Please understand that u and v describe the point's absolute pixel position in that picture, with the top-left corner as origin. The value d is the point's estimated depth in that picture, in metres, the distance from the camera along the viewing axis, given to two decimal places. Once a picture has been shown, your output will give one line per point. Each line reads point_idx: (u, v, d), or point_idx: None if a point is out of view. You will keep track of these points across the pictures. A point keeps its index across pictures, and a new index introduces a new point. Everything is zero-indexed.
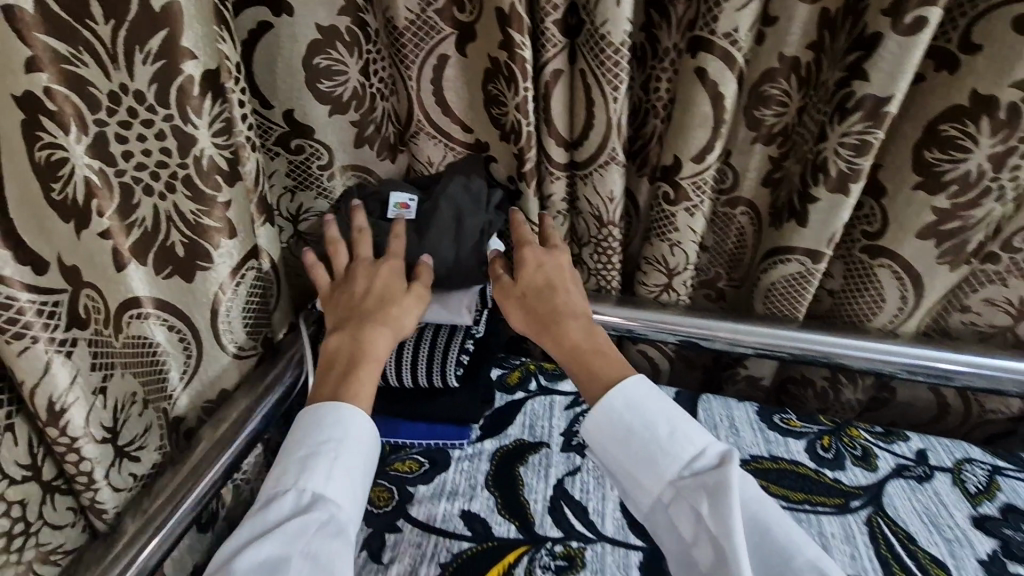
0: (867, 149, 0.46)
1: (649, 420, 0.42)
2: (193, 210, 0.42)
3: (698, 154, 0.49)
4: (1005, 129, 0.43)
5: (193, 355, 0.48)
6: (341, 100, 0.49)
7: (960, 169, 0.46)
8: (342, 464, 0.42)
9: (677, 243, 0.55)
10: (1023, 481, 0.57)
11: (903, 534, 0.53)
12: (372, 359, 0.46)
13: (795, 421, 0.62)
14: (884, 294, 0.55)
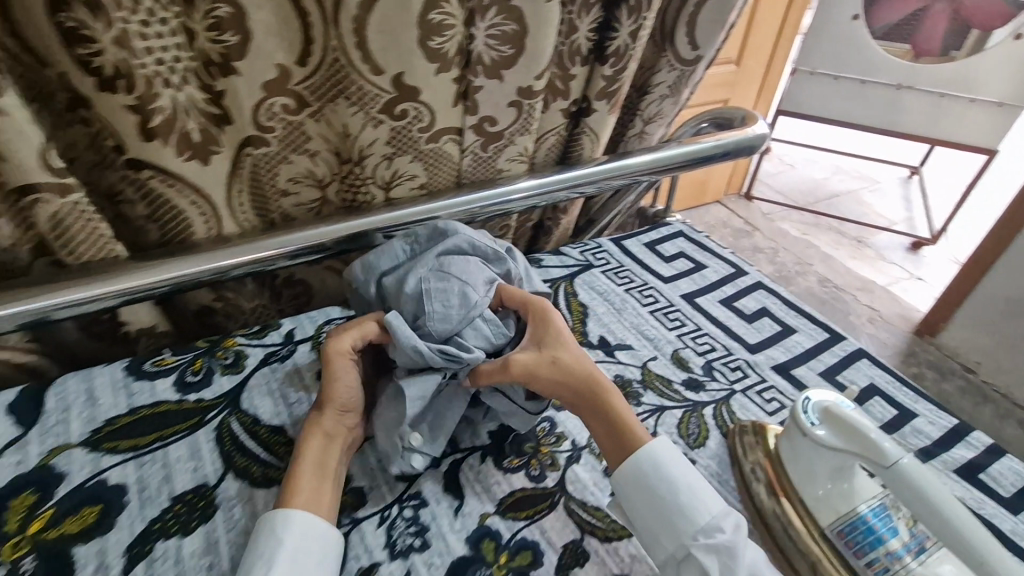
0: (502, 37, 0.70)
1: (672, 488, 0.53)
2: (264, 82, 0.64)
3: (542, 54, 0.73)
4: (633, 15, 0.77)
5: (212, 220, 0.72)
6: (318, 78, 0.66)
7: (611, 55, 0.80)
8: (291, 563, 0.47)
9: (513, 155, 0.85)
10: (768, 293, 0.85)
11: (695, 318, 0.81)
12: (317, 469, 0.55)
13: (611, 253, 0.93)
14: (583, 148, 0.93)
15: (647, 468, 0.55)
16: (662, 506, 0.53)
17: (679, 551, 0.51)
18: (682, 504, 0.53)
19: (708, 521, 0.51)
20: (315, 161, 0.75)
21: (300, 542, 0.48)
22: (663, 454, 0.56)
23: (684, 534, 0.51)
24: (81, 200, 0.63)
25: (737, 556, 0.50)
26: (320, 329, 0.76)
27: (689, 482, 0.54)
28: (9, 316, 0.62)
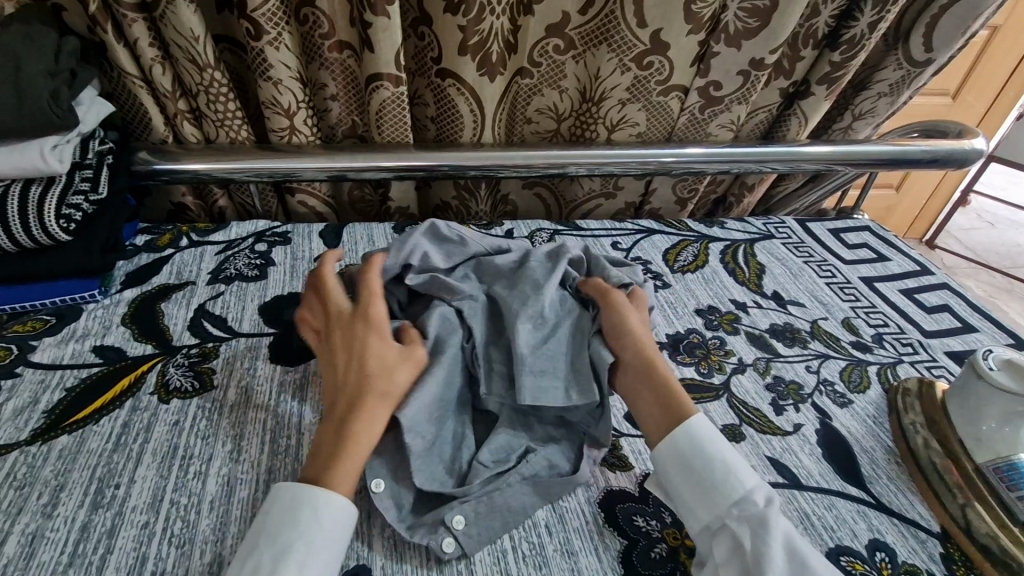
0: (751, 11, 0.81)
1: (708, 459, 0.51)
2: (551, 22, 0.83)
3: (782, 32, 0.83)
4: (878, 8, 0.83)
5: (478, 130, 0.92)
6: (588, 24, 0.83)
7: (845, 43, 0.87)
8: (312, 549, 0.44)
9: (724, 121, 0.96)
10: (952, 294, 0.88)
11: (871, 297, 0.86)
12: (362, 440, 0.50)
13: (795, 231, 1.00)
14: (789, 127, 1.01)
15: (685, 440, 0.53)
16: (697, 476, 0.51)
17: (713, 522, 0.49)
18: (716, 477, 0.50)
19: (742, 496, 0.49)
20: (561, 96, 0.92)
21: (327, 523, 0.46)
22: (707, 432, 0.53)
23: (716, 504, 0.50)
24: (402, 93, 0.85)
25: (766, 530, 0.47)
26: (534, 233, 0.94)
27: (723, 452, 0.52)
28: (325, 167, 0.86)
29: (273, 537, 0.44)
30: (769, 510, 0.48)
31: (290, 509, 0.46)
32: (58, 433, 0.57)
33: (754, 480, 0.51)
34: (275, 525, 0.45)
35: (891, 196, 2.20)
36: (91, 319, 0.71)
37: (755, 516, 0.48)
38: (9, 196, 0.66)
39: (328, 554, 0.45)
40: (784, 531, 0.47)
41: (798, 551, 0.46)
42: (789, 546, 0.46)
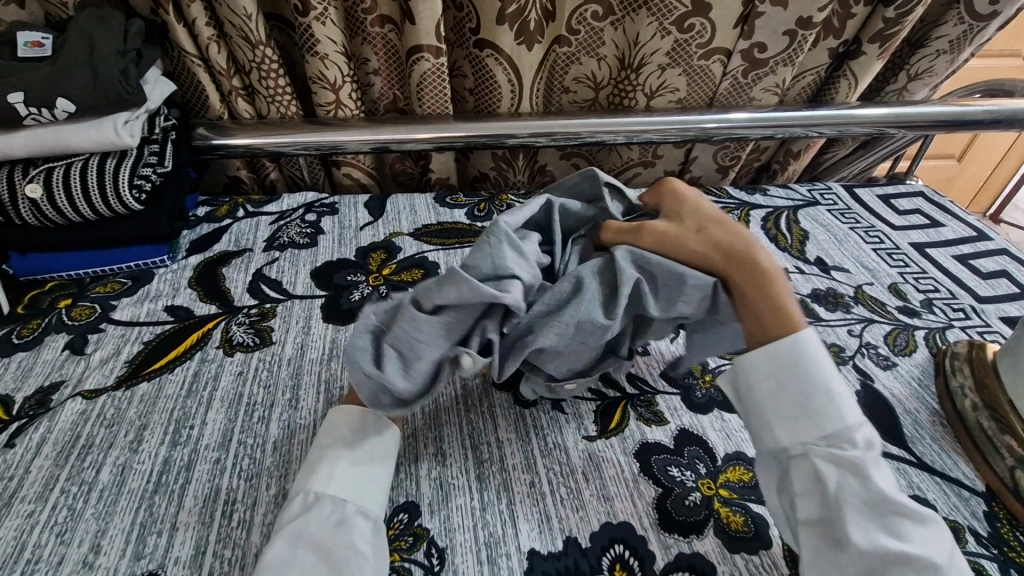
0: None
1: (801, 389, 0.46)
2: None
3: None
4: None
5: (516, 99, 0.93)
6: None
7: None
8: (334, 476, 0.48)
9: (767, 85, 0.94)
10: (1012, 259, 0.84)
11: (921, 263, 0.83)
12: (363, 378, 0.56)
13: (841, 199, 0.97)
14: (838, 89, 0.98)
15: (782, 358, 0.47)
16: (788, 405, 0.46)
17: (794, 448, 0.46)
18: (811, 409, 0.45)
19: (837, 432, 0.45)
20: (600, 64, 0.92)
21: (361, 434, 0.51)
22: (816, 342, 0.47)
23: (804, 435, 0.45)
24: (442, 64, 0.86)
25: (861, 472, 0.43)
26: None
27: (827, 383, 0.46)
28: (368, 139, 0.89)
29: (322, 450, 0.50)
30: (869, 456, 0.44)
31: (334, 426, 0.52)
32: (139, 380, 0.63)
33: (857, 420, 0.45)
34: (326, 439, 0.51)
35: (953, 167, 2.07)
36: (162, 282, 0.77)
37: (849, 455, 0.44)
38: (89, 169, 0.72)
39: (373, 470, 0.50)
40: (883, 476, 0.44)
41: (897, 501, 0.42)
42: (892, 495, 0.43)
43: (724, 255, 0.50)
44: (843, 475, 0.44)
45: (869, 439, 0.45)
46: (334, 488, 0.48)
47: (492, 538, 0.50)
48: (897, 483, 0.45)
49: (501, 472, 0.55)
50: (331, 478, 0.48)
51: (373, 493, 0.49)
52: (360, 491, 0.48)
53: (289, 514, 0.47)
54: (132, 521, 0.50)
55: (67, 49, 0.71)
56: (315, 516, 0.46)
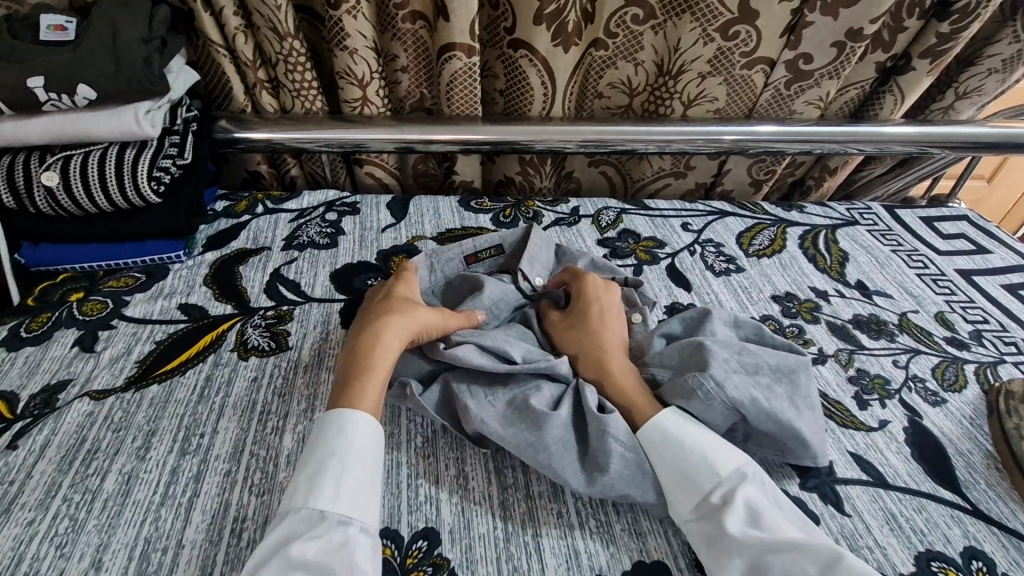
0: None
1: (670, 459, 0.49)
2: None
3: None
4: None
5: (547, 103, 0.90)
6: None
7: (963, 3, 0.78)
8: (338, 481, 0.45)
9: (809, 98, 0.91)
10: None
11: (968, 291, 0.79)
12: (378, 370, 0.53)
13: (881, 219, 0.93)
14: (883, 104, 0.94)
15: (652, 438, 0.51)
16: (669, 478, 0.49)
17: (682, 527, 0.48)
18: (676, 483, 0.49)
19: (699, 499, 0.47)
20: (636, 70, 0.89)
21: (364, 444, 0.48)
22: (668, 423, 0.51)
23: (679, 509, 0.48)
24: (474, 63, 0.83)
25: (722, 529, 0.45)
26: (600, 211, 0.91)
27: (682, 453, 0.49)
28: (393, 138, 0.87)
29: (318, 463, 0.46)
30: (725, 507, 0.46)
31: (332, 437, 0.48)
32: (149, 382, 0.61)
33: (712, 481, 0.48)
34: (322, 449, 0.47)
35: (983, 190, 1.99)
36: (177, 279, 0.75)
37: (714, 516, 0.46)
38: (107, 159, 0.70)
39: (371, 485, 0.47)
40: (743, 520, 0.45)
41: (760, 540, 0.43)
42: (751, 537, 0.43)
43: (583, 355, 0.58)
44: (716, 534, 0.45)
45: (730, 492, 0.47)
46: (335, 507, 0.44)
47: (516, 573, 0.47)
48: (777, 521, 0.45)
49: (527, 499, 0.52)
50: (332, 492, 0.45)
51: (371, 505, 0.46)
52: (361, 506, 0.45)
53: (286, 532, 0.43)
54: (136, 535, 0.48)
55: (91, 34, 0.69)
56: (314, 538, 0.42)
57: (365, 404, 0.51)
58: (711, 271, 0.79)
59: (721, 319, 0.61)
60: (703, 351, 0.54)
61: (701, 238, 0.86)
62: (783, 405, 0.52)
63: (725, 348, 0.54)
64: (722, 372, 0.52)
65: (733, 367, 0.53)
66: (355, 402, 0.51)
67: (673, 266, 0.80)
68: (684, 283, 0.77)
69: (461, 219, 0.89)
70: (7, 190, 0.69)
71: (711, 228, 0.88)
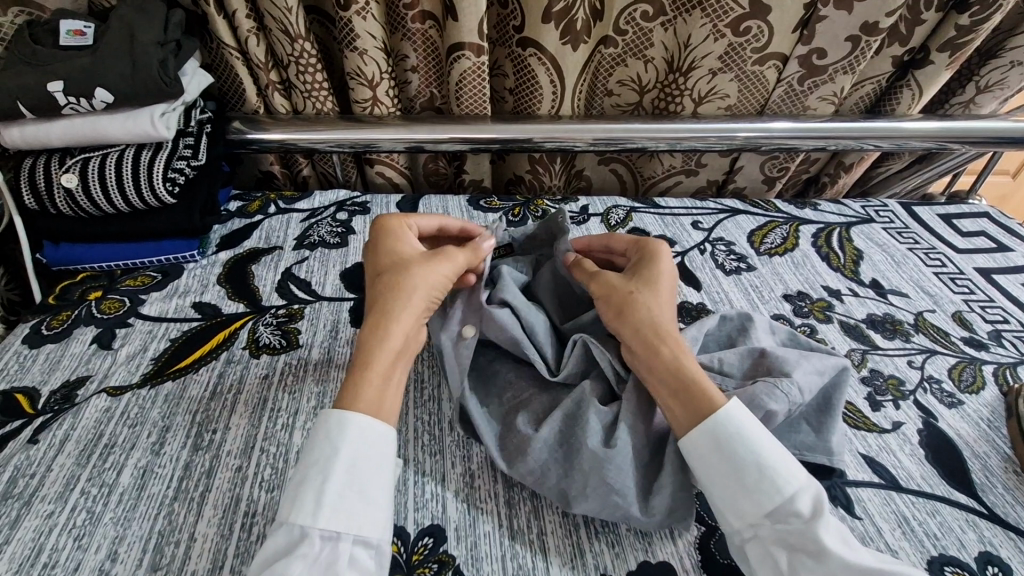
0: None
1: (746, 458, 0.45)
2: None
3: None
4: None
5: (556, 101, 0.90)
6: None
7: None
8: (340, 500, 0.43)
9: (824, 93, 0.89)
10: None
11: (987, 289, 0.77)
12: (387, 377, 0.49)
13: (898, 216, 0.92)
14: (900, 100, 0.92)
15: (723, 433, 0.46)
16: (740, 480, 0.45)
17: (745, 529, 0.45)
18: (750, 483, 0.45)
19: (779, 504, 0.44)
20: (646, 67, 0.89)
21: (367, 449, 0.45)
22: (741, 418, 0.47)
23: (749, 514, 0.45)
24: (483, 62, 0.83)
25: (810, 542, 0.42)
26: (610, 210, 0.91)
27: (759, 453, 0.45)
28: (403, 138, 0.87)
29: (314, 472, 0.44)
30: (814, 520, 0.43)
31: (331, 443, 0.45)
32: (163, 379, 0.62)
33: (795, 486, 0.44)
34: (315, 454, 0.45)
35: (1007, 185, 1.89)
36: (192, 278, 0.76)
37: (798, 526, 0.43)
38: (124, 161, 0.72)
39: (368, 488, 0.44)
40: (832, 536, 0.42)
41: (859, 564, 0.41)
42: (847, 560, 0.41)
43: (641, 330, 0.53)
44: (800, 545, 0.43)
45: (815, 502, 0.44)
46: (336, 522, 0.42)
47: (520, 571, 0.47)
48: (861, 546, 0.43)
49: (532, 499, 0.52)
50: (333, 509, 0.42)
51: (369, 516, 0.44)
52: (349, 518, 0.43)
53: (278, 545, 0.42)
54: (149, 528, 0.49)
55: (108, 38, 0.71)
56: (311, 559, 0.41)
57: (371, 411, 0.47)
58: (721, 270, 0.78)
59: (761, 326, 0.61)
60: (774, 358, 0.54)
61: (712, 236, 0.85)
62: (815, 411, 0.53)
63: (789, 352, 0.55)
64: (803, 377, 0.52)
65: (811, 370, 0.53)
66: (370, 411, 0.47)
67: (682, 263, 0.80)
68: (693, 282, 0.76)
69: (471, 217, 0.89)
70: (29, 191, 0.71)
71: (722, 226, 0.88)
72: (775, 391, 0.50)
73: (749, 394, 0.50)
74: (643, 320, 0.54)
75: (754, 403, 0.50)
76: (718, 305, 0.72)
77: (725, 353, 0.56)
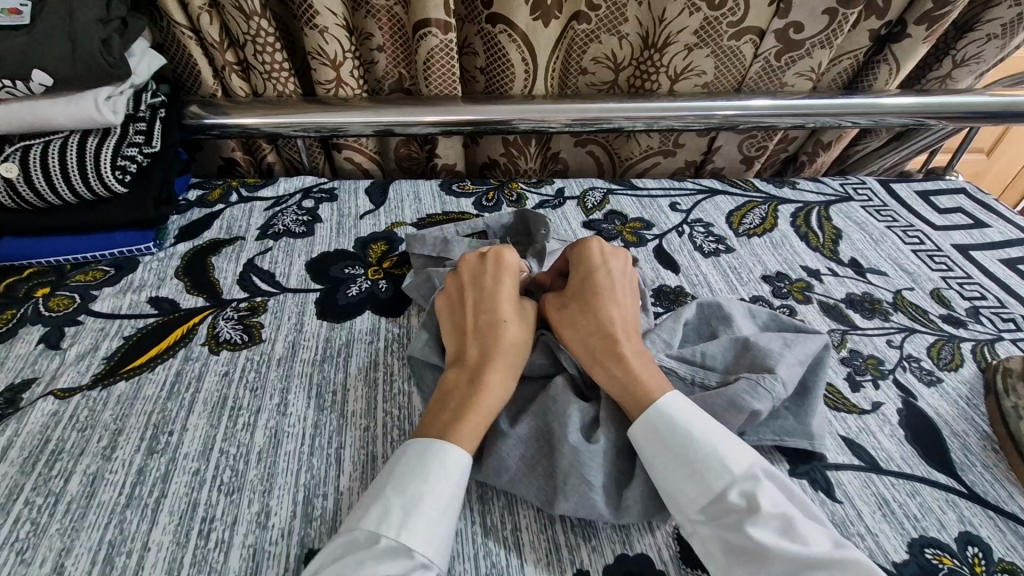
0: None
1: (682, 451, 0.45)
2: None
3: None
4: None
5: (528, 81, 0.86)
6: None
7: None
8: (428, 519, 0.42)
9: (800, 68, 0.88)
10: None
11: (964, 265, 0.77)
12: (486, 405, 0.49)
13: (878, 195, 0.91)
14: (877, 74, 0.91)
15: (660, 428, 0.46)
16: (680, 472, 0.45)
17: (688, 525, 0.44)
18: (687, 474, 0.44)
19: (715, 497, 0.43)
20: (621, 43, 0.86)
21: (459, 478, 0.45)
22: (675, 408, 0.47)
23: (687, 508, 0.44)
24: (451, 40, 0.80)
25: (745, 537, 0.41)
26: (586, 192, 0.89)
27: (695, 443, 0.45)
28: (370, 121, 0.83)
29: (408, 492, 0.43)
30: (748, 512, 0.42)
31: (423, 463, 0.44)
32: (116, 379, 0.58)
33: (729, 477, 0.43)
34: (411, 478, 0.44)
35: (982, 162, 1.89)
36: (147, 272, 0.72)
37: (734, 521, 0.42)
38: (69, 148, 0.67)
39: (449, 519, 0.43)
40: (773, 529, 0.41)
41: (792, 553, 0.39)
42: (786, 550, 0.39)
43: (587, 342, 0.53)
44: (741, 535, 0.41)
45: (750, 492, 0.42)
46: (412, 542, 0.41)
47: (493, 569, 0.45)
48: (812, 529, 0.41)
49: (506, 493, 0.50)
50: (416, 528, 0.41)
51: (446, 547, 0.43)
52: (435, 545, 0.42)
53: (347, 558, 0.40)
54: (100, 538, 0.46)
55: (45, 15, 0.65)
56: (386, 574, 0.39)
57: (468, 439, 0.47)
58: (699, 252, 0.77)
59: (739, 313, 0.60)
60: (759, 351, 0.52)
61: (690, 218, 0.84)
62: (799, 400, 0.52)
63: (771, 342, 0.53)
64: (787, 371, 0.50)
65: (795, 362, 0.51)
66: (457, 438, 0.46)
67: (660, 246, 0.78)
68: (670, 265, 0.74)
69: (443, 203, 0.86)
70: None
71: (699, 207, 0.86)
72: (758, 389, 0.49)
73: (732, 395, 0.49)
74: (591, 324, 0.54)
75: (738, 404, 0.48)
76: (696, 288, 0.71)
77: (708, 346, 0.54)
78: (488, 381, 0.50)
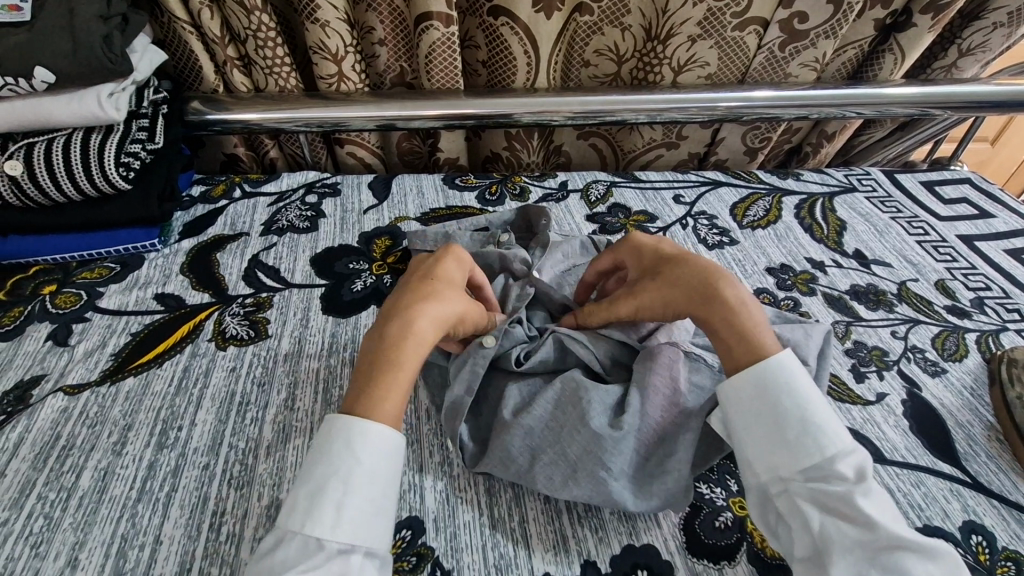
0: None
1: (789, 410, 0.44)
2: None
3: None
4: None
5: (530, 74, 0.86)
6: None
7: None
8: (347, 508, 0.40)
9: (804, 58, 0.87)
10: None
11: (969, 256, 0.77)
12: (403, 372, 0.46)
13: (882, 186, 0.90)
14: (882, 64, 0.90)
15: (764, 385, 0.45)
16: (780, 432, 0.44)
17: (777, 484, 0.44)
18: (791, 436, 0.44)
19: (818, 463, 0.42)
20: (623, 35, 0.85)
21: (377, 456, 0.43)
22: (787, 369, 0.45)
23: (783, 467, 0.44)
24: (453, 33, 0.80)
25: (846, 503, 0.40)
26: (590, 185, 0.88)
27: (805, 409, 0.44)
28: (373, 116, 0.83)
29: (318, 481, 0.41)
30: (855, 483, 0.41)
31: (337, 447, 0.42)
32: (124, 376, 0.59)
33: (838, 447, 0.43)
34: (324, 465, 0.42)
35: (986, 152, 1.88)
36: (153, 268, 0.73)
37: (836, 488, 0.41)
38: (72, 145, 0.67)
39: (384, 493, 0.42)
40: (876, 505, 0.40)
41: (892, 533, 0.39)
42: (886, 525, 0.39)
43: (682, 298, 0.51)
44: (836, 504, 0.41)
45: (859, 468, 0.42)
46: (336, 535, 0.39)
47: (502, 561, 0.45)
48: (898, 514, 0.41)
49: (513, 486, 0.51)
50: (338, 520, 0.40)
51: (384, 526, 0.42)
52: (368, 529, 0.41)
53: (277, 561, 0.39)
54: (112, 532, 0.46)
55: (46, 11, 0.65)
56: (313, 570, 0.38)
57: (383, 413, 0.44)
58: (703, 245, 0.77)
59: None
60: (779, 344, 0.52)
61: (694, 210, 0.83)
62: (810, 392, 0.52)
63: (792, 332, 0.53)
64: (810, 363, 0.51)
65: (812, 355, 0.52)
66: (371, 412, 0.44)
67: (664, 239, 0.77)
68: None
69: (446, 198, 0.86)
70: None
71: (703, 200, 0.86)
72: None
73: None
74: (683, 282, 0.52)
75: None
76: None
77: None
78: (404, 347, 0.46)
